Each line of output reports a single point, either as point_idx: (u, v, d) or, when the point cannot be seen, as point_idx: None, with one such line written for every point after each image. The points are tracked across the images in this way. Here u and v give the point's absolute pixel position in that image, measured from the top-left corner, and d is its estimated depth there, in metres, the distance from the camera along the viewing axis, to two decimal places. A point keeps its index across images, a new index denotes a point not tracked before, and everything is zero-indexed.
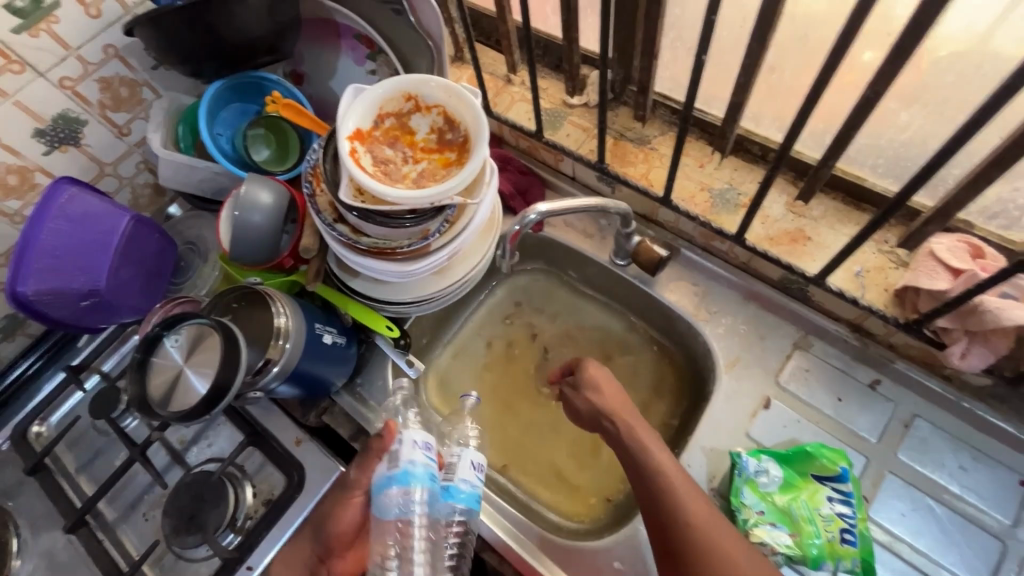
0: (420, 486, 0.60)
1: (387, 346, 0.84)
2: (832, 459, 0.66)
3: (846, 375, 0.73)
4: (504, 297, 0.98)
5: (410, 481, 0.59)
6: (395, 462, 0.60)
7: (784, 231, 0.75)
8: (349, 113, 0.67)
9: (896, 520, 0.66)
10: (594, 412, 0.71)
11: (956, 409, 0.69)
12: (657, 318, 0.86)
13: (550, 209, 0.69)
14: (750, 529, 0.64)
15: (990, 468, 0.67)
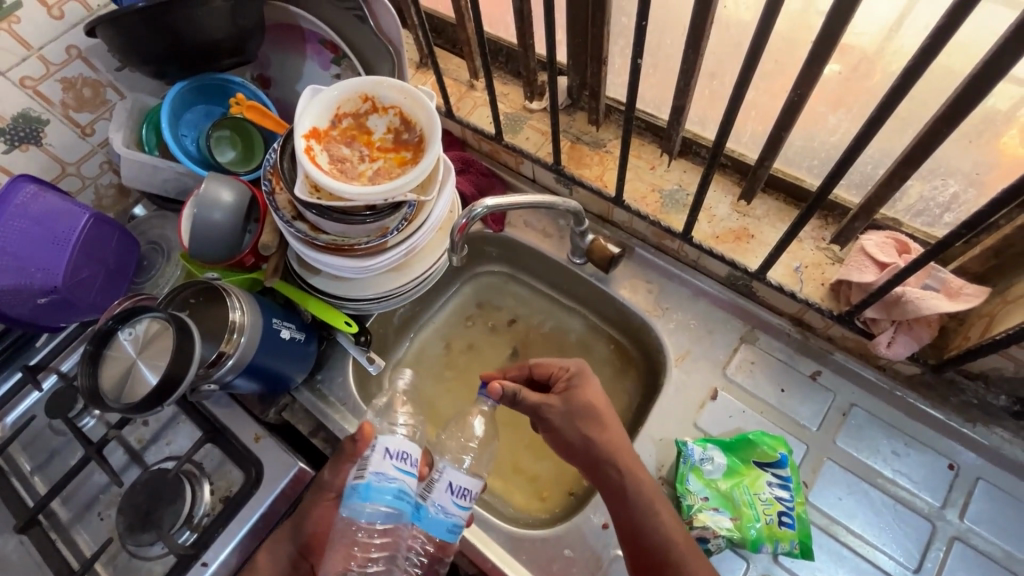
0: (384, 503, 0.54)
1: (349, 343, 0.86)
2: (772, 446, 0.69)
3: (789, 367, 0.76)
4: (470, 296, 1.00)
5: (372, 496, 0.54)
6: (360, 471, 0.56)
7: (729, 229, 0.78)
8: (305, 112, 0.69)
9: (833, 504, 0.69)
10: (587, 444, 0.63)
11: (890, 398, 0.73)
12: (614, 315, 0.89)
13: (497, 203, 0.71)
14: (694, 515, 0.67)
15: (921, 453, 0.70)
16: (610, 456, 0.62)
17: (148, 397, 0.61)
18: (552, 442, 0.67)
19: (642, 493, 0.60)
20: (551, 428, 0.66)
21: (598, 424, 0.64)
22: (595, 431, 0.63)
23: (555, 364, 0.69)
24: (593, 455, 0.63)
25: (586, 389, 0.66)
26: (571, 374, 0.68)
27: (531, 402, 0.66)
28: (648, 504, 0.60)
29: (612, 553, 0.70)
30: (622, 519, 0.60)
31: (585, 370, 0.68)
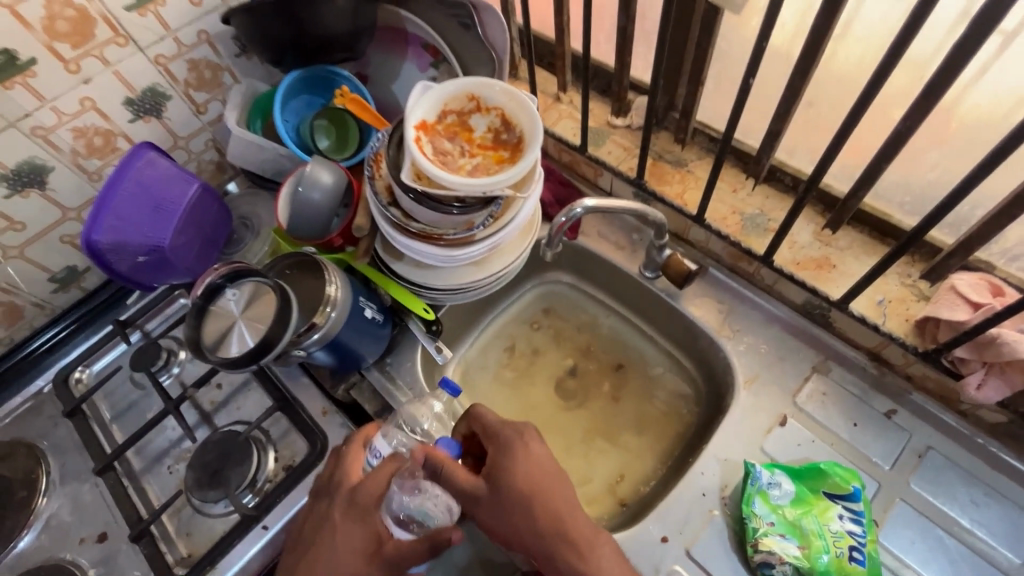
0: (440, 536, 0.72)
1: (419, 331, 0.87)
2: (843, 478, 0.67)
3: (863, 402, 0.75)
4: (533, 300, 1.03)
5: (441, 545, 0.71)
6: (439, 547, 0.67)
7: (810, 257, 0.78)
8: (416, 105, 0.73)
9: (905, 547, 0.67)
10: (536, 531, 0.66)
11: (970, 445, 0.71)
12: (682, 334, 0.90)
13: (596, 205, 0.73)
14: (759, 538, 0.65)
15: (1002, 505, 0.68)
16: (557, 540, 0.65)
17: (241, 357, 0.65)
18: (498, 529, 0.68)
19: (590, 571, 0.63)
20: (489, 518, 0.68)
21: (530, 509, 0.67)
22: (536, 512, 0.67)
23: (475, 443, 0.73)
24: (542, 523, 0.66)
25: (515, 451, 0.70)
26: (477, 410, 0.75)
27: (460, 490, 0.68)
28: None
29: (670, 566, 0.68)
30: None
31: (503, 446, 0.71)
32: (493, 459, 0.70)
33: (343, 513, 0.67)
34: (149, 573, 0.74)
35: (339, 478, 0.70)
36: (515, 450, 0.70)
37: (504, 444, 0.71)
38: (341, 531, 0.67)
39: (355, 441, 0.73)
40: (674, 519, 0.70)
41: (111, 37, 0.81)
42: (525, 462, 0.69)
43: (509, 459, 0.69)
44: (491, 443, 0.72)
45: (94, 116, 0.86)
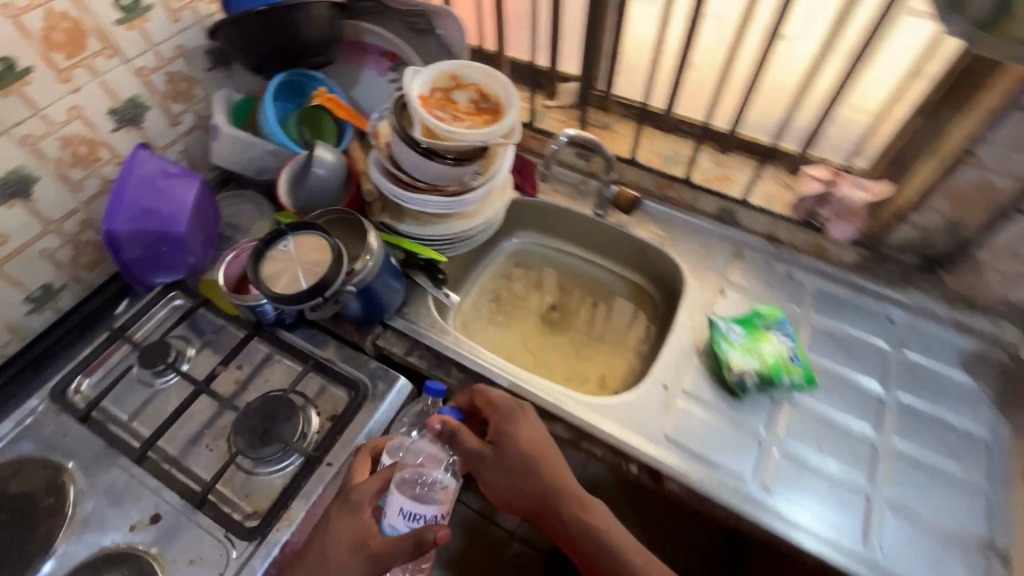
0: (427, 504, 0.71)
1: (426, 284, 1.00)
2: (771, 313, 0.93)
3: (771, 269, 1.03)
4: (506, 258, 1.21)
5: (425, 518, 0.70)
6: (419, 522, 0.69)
7: (714, 175, 1.07)
8: (413, 83, 0.89)
9: (821, 354, 0.93)
10: (540, 488, 0.77)
11: (846, 282, 0.99)
12: (633, 254, 1.13)
13: (574, 136, 1.01)
14: (731, 364, 0.87)
15: (872, 315, 0.96)
16: (557, 496, 0.77)
17: (301, 293, 0.76)
18: (503, 487, 0.79)
19: (579, 522, 0.76)
20: (494, 476, 0.79)
21: (533, 470, 0.78)
22: (536, 474, 0.78)
23: (487, 406, 0.82)
24: (542, 479, 0.77)
25: (518, 421, 0.80)
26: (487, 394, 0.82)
27: (471, 447, 0.79)
28: (588, 528, 0.75)
29: (673, 404, 0.86)
30: (567, 536, 0.77)
31: (512, 412, 0.81)
32: (501, 427, 0.80)
33: (336, 510, 0.72)
34: (218, 535, 0.76)
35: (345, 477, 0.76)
36: (517, 420, 0.80)
37: (509, 413, 0.81)
38: (331, 529, 0.71)
39: (363, 451, 0.78)
40: (668, 372, 0.90)
41: (99, 48, 0.86)
42: (526, 427, 0.80)
43: (515, 425, 0.80)
44: (493, 413, 0.81)
45: (80, 124, 0.89)
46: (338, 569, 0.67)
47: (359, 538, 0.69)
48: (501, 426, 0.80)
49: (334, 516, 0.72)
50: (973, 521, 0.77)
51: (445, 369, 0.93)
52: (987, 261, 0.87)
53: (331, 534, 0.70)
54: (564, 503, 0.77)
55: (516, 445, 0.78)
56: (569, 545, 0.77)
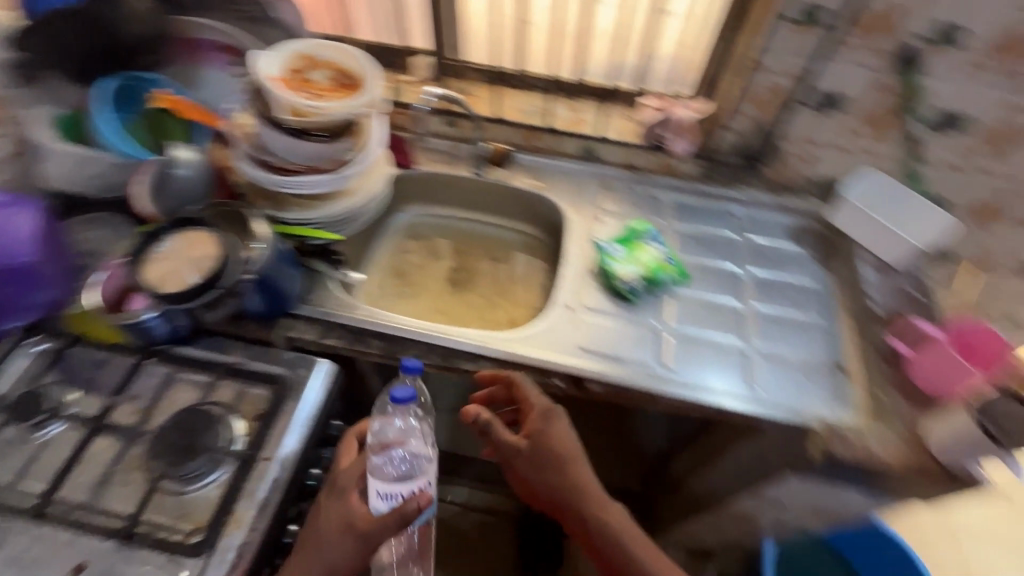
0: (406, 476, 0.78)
1: (326, 269, 0.99)
2: (641, 226, 1.07)
3: (635, 193, 1.17)
4: (399, 235, 1.24)
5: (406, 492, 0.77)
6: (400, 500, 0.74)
7: (569, 120, 1.18)
8: (268, 66, 0.89)
9: (688, 252, 1.09)
10: (563, 482, 0.85)
11: (696, 190, 1.16)
12: (516, 205, 1.22)
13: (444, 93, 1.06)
14: (617, 273, 1.00)
15: (720, 212, 1.14)
16: (581, 495, 0.85)
17: (188, 292, 0.80)
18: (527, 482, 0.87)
19: (598, 520, 0.84)
20: (520, 469, 0.87)
21: (564, 471, 0.85)
22: (564, 474, 0.85)
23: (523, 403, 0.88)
24: (569, 477, 0.85)
25: (554, 422, 0.87)
26: (533, 394, 0.88)
27: (504, 439, 0.87)
28: (604, 524, 0.84)
29: (578, 320, 0.97)
30: (582, 531, 0.85)
31: (547, 414, 0.87)
32: (534, 423, 0.87)
33: (327, 497, 0.78)
34: (160, 562, 0.71)
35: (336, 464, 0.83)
36: (554, 419, 0.87)
37: (547, 414, 0.87)
38: (324, 512, 0.76)
39: (349, 437, 0.86)
40: (568, 295, 1.01)
41: None
42: (562, 430, 0.87)
43: (551, 424, 0.87)
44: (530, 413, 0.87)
45: None
46: (331, 548, 0.73)
47: (348, 519, 0.74)
48: (537, 427, 0.86)
49: (322, 503, 0.78)
50: (821, 350, 0.95)
51: (364, 342, 0.93)
52: (789, 149, 1.08)
53: (322, 519, 0.76)
54: (587, 502, 0.85)
55: (547, 441, 0.86)
56: (584, 537, 0.85)
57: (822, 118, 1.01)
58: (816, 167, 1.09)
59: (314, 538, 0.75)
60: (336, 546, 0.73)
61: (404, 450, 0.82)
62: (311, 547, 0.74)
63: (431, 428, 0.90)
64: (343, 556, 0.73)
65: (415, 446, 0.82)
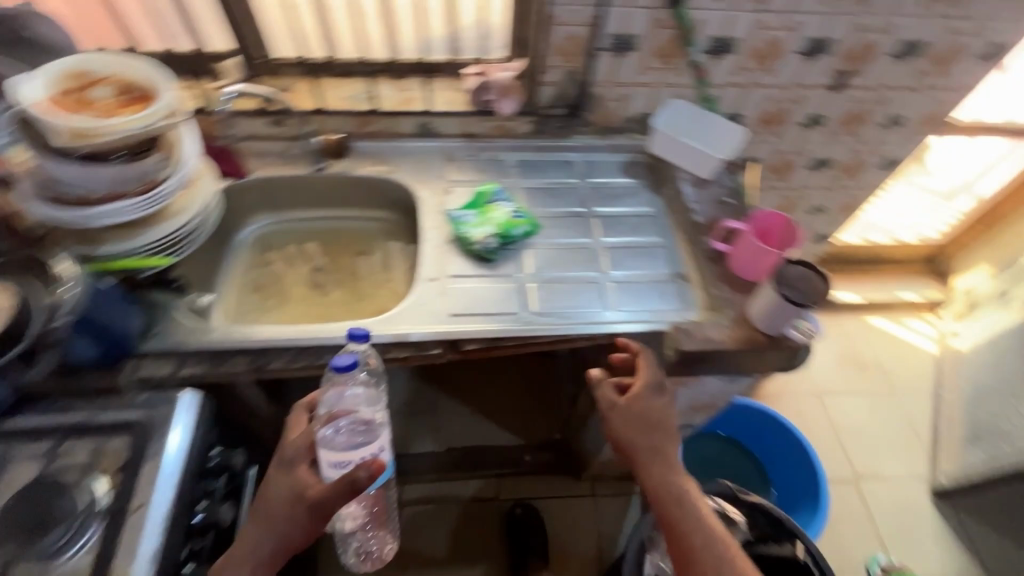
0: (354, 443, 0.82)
1: (170, 298, 0.94)
2: (487, 189, 1.12)
3: (478, 159, 1.21)
4: (253, 247, 1.19)
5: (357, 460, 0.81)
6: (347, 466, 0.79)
7: (399, 100, 1.19)
8: (34, 94, 0.82)
9: (535, 205, 1.15)
10: (648, 447, 0.88)
11: (533, 145, 1.23)
12: (366, 192, 1.21)
13: (244, 89, 1.04)
14: (470, 237, 1.04)
15: (557, 162, 1.22)
16: (667, 466, 0.86)
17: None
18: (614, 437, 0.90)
19: (683, 499, 0.84)
20: (614, 429, 0.89)
21: (657, 438, 0.88)
22: (654, 441, 0.88)
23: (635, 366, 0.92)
24: (661, 447, 0.87)
25: (658, 397, 0.91)
26: (654, 368, 0.92)
27: (608, 398, 0.91)
28: (684, 502, 0.84)
29: (442, 290, 1.01)
30: (661, 505, 0.84)
31: (656, 385, 0.91)
32: (642, 393, 0.90)
33: (276, 471, 0.81)
34: None
35: (285, 436, 0.86)
36: (659, 394, 0.91)
37: (659, 390, 0.91)
38: (274, 484, 0.80)
39: (299, 410, 0.90)
40: (430, 267, 1.03)
41: None
42: (661, 405, 0.90)
43: (657, 396, 0.91)
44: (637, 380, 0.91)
45: None
46: (283, 518, 0.77)
47: (297, 490, 0.78)
48: (642, 391, 0.90)
49: (271, 475, 0.81)
50: (663, 265, 1.06)
51: (228, 360, 0.89)
52: (604, 93, 1.17)
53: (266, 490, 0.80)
54: (672, 474, 0.86)
55: (643, 410, 0.89)
56: (660, 511, 0.84)
57: (621, 60, 1.10)
58: (630, 104, 1.19)
59: (265, 511, 0.78)
60: (287, 517, 0.77)
61: (352, 416, 0.84)
62: (263, 518, 0.78)
63: (379, 392, 0.92)
64: (292, 525, 0.77)
65: (367, 412, 0.85)
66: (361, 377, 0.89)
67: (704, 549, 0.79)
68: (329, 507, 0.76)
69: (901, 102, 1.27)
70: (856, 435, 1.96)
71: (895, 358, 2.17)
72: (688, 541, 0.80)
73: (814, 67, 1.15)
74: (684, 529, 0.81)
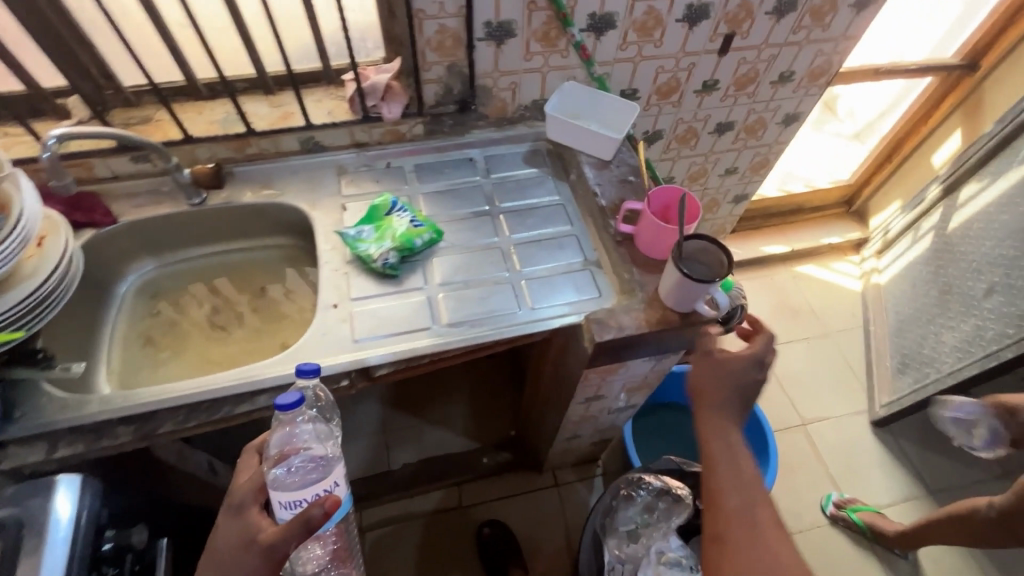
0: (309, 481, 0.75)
1: (31, 373, 0.82)
2: (383, 201, 1.05)
3: (372, 170, 1.15)
4: (136, 296, 1.09)
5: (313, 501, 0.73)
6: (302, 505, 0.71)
7: (276, 117, 1.10)
8: None
9: (436, 210, 1.11)
10: (722, 409, 0.85)
11: (429, 147, 1.18)
12: (256, 221, 1.12)
13: (67, 132, 0.86)
14: (369, 255, 0.98)
15: (455, 163, 1.18)
16: (734, 432, 0.84)
17: None
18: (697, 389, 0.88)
19: (740, 467, 0.81)
20: (703, 376, 0.88)
21: (732, 405, 0.86)
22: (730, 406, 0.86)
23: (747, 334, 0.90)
24: (732, 415, 0.85)
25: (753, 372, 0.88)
26: (769, 347, 0.89)
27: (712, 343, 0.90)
28: (741, 471, 0.81)
29: (345, 316, 0.94)
30: (718, 467, 0.82)
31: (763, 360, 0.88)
32: (743, 357, 0.88)
33: (226, 517, 0.74)
34: None
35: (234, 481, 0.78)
36: (757, 370, 0.88)
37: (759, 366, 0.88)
38: (222, 532, 0.73)
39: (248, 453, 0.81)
40: (330, 293, 0.97)
41: None
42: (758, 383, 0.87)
43: (757, 370, 0.88)
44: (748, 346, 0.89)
45: None
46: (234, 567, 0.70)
47: (248, 535, 0.71)
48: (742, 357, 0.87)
49: (220, 521, 0.75)
50: (573, 256, 1.04)
51: (108, 434, 0.80)
52: (493, 84, 1.12)
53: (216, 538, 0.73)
54: (734, 440, 0.83)
55: (738, 374, 0.87)
56: (713, 471, 0.82)
57: (503, 48, 1.05)
58: (522, 93, 1.15)
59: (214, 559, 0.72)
60: (240, 565, 0.70)
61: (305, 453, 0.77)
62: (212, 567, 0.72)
63: (333, 424, 0.85)
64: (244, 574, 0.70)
65: (319, 448, 0.78)
66: (310, 412, 0.81)
67: (738, 516, 0.77)
68: (281, 551, 0.69)
69: (787, 58, 1.28)
70: (797, 381, 2.04)
71: (824, 300, 2.26)
72: (728, 504, 0.78)
73: (698, 34, 1.14)
74: (727, 493, 0.79)
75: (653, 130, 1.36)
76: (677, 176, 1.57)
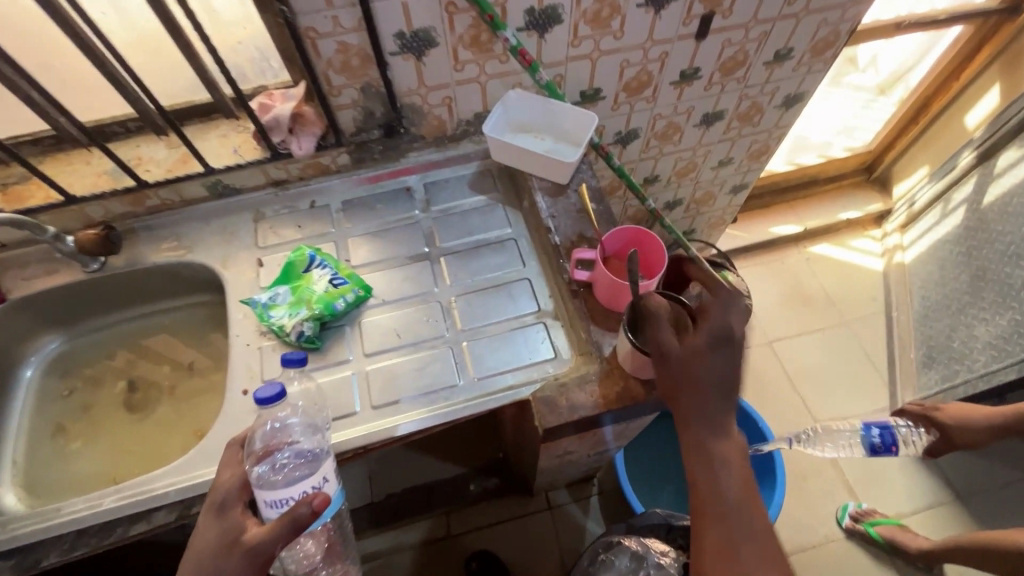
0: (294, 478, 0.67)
1: None
2: (300, 255, 0.91)
3: (293, 211, 0.99)
4: (45, 376, 0.98)
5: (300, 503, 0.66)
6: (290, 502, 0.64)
7: (175, 161, 0.95)
8: None
9: (365, 255, 0.95)
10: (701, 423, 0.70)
11: (357, 179, 1.01)
12: (168, 280, 0.99)
13: None
14: (281, 326, 0.84)
15: (390, 194, 1.01)
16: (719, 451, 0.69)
17: None
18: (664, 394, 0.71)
19: (732, 496, 0.68)
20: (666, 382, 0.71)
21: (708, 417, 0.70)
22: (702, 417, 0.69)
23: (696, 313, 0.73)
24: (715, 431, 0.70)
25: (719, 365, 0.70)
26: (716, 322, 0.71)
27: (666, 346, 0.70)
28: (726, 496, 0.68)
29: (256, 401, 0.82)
30: (703, 497, 0.68)
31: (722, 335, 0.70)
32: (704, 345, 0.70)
33: (205, 517, 0.65)
34: None
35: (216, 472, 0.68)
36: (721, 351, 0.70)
37: (725, 355, 0.70)
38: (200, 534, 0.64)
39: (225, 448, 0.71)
40: (241, 372, 0.84)
41: None
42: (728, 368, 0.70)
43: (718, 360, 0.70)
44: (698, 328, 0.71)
45: None
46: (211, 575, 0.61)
47: (229, 537, 0.62)
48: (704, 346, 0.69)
49: (201, 520, 0.65)
50: (523, 306, 0.89)
51: None
52: (421, 102, 0.94)
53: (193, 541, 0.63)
54: (720, 458, 0.69)
55: (706, 375, 0.69)
56: (699, 504, 0.69)
57: (424, 61, 0.87)
58: (458, 107, 0.97)
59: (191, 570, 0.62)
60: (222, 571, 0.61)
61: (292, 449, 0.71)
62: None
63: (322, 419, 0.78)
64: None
65: (306, 443, 0.71)
66: (292, 408, 0.76)
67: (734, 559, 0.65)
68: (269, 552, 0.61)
69: (780, 34, 1.06)
70: (811, 378, 1.86)
71: (841, 284, 2.05)
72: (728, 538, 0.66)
73: (665, 18, 0.93)
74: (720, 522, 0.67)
75: (627, 129, 1.17)
76: (662, 173, 1.37)
